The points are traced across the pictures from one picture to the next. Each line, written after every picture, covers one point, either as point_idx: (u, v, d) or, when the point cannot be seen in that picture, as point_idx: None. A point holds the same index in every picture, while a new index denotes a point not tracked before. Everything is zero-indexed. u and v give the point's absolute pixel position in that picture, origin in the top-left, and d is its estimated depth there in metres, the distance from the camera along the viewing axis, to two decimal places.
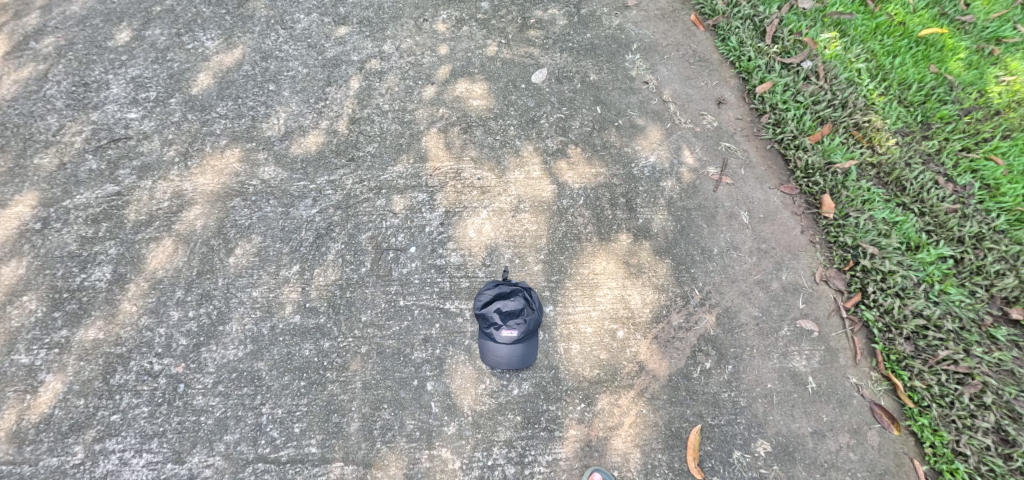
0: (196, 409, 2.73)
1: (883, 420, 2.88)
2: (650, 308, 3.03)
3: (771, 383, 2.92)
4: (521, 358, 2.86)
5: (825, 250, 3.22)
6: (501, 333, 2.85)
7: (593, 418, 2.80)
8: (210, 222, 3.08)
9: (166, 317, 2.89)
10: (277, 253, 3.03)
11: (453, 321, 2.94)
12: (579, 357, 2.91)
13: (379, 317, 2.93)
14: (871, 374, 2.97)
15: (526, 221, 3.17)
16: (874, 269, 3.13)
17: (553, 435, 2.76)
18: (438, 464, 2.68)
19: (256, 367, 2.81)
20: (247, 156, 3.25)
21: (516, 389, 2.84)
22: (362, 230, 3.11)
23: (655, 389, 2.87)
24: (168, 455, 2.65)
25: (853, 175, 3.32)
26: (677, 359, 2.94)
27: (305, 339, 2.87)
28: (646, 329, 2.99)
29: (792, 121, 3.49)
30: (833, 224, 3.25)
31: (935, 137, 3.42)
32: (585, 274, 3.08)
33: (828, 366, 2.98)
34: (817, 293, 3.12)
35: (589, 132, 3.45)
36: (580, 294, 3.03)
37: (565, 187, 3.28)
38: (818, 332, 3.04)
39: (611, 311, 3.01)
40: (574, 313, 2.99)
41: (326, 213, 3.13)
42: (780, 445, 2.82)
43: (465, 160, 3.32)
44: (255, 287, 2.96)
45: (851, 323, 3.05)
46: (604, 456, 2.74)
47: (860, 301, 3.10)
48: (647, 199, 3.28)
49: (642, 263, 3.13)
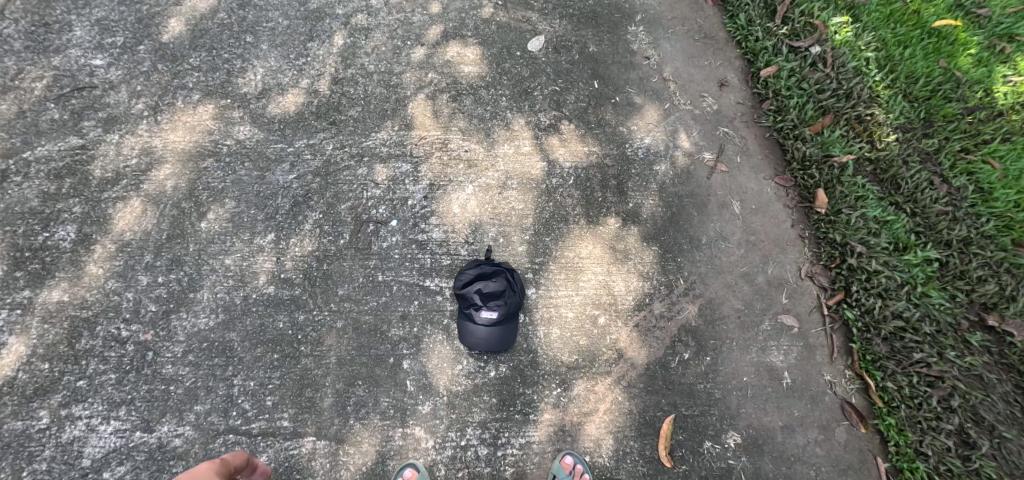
0: (165, 378, 2.69)
1: (851, 418, 3.06)
2: (633, 296, 3.03)
3: (747, 377, 3.06)
4: (498, 341, 2.80)
5: (813, 246, 3.29)
6: (481, 314, 2.77)
7: (569, 403, 2.82)
8: (180, 182, 2.90)
9: (134, 282, 2.78)
10: (250, 220, 2.86)
11: (433, 300, 2.85)
12: (558, 342, 2.89)
13: (357, 292, 2.82)
14: (846, 371, 3.12)
15: (512, 199, 3.05)
16: (860, 269, 3.19)
17: (528, 418, 2.78)
18: (411, 443, 2.69)
19: (227, 338, 2.74)
20: (221, 114, 3.02)
21: (493, 371, 2.82)
22: (341, 199, 2.92)
23: (632, 377, 2.91)
24: (137, 423, 2.63)
25: (849, 170, 3.30)
26: (656, 348, 2.99)
27: (278, 311, 2.77)
28: (628, 317, 2.99)
29: (794, 109, 3.41)
30: (824, 220, 3.29)
31: (935, 135, 3.36)
32: (570, 258, 3.02)
33: (805, 362, 3.13)
34: (801, 289, 3.23)
35: (584, 108, 3.30)
36: (564, 277, 2.98)
37: (555, 165, 3.15)
38: (797, 328, 3.18)
39: (594, 297, 2.98)
40: (557, 297, 2.95)
41: (304, 180, 2.94)
42: (750, 437, 2.99)
43: (452, 130, 3.12)
44: (227, 255, 2.81)
45: (831, 321, 3.19)
46: (577, 441, 2.79)
47: (842, 300, 3.20)
48: (638, 182, 3.22)
49: (629, 248, 3.10)
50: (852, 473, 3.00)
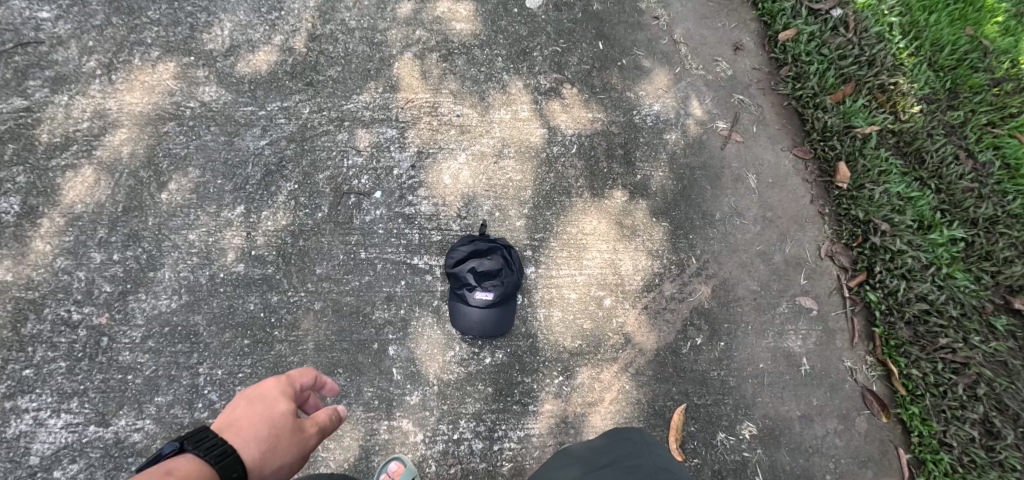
0: (122, 366, 2.40)
1: (873, 407, 2.84)
2: (641, 276, 2.78)
3: (763, 363, 2.83)
4: (493, 325, 2.53)
5: (833, 223, 3.04)
6: (474, 296, 2.51)
7: (571, 392, 2.57)
8: (138, 149, 2.58)
9: (86, 260, 2.47)
10: (217, 191, 2.56)
11: (422, 280, 2.58)
12: (559, 325, 2.62)
13: (336, 271, 2.54)
14: (868, 357, 2.90)
15: (509, 169, 2.77)
16: (883, 248, 2.95)
17: (527, 410, 2.52)
18: (398, 437, 2.43)
19: (192, 322, 2.44)
20: (183, 73, 2.68)
21: (489, 358, 2.55)
22: (319, 168, 2.63)
23: (641, 364, 2.66)
24: (91, 417, 2.34)
25: (872, 142, 3.04)
26: (666, 332, 2.74)
27: (249, 291, 2.48)
28: (635, 299, 2.74)
29: (814, 76, 3.13)
30: (846, 195, 3.04)
31: (960, 108, 3.10)
32: (573, 234, 2.75)
33: (825, 348, 2.90)
34: (820, 270, 2.99)
35: (588, 71, 3.00)
36: (567, 255, 2.71)
37: (557, 132, 2.87)
38: (816, 311, 2.94)
39: (599, 277, 2.72)
40: (559, 277, 2.68)
41: (277, 146, 2.63)
42: (766, 428, 2.76)
43: (443, 93, 2.81)
44: (191, 230, 2.51)
45: (852, 304, 2.95)
46: (580, 434, 2.54)
47: (864, 281, 2.96)
48: (647, 152, 2.95)
49: (637, 224, 2.84)
50: (873, 465, 2.79)
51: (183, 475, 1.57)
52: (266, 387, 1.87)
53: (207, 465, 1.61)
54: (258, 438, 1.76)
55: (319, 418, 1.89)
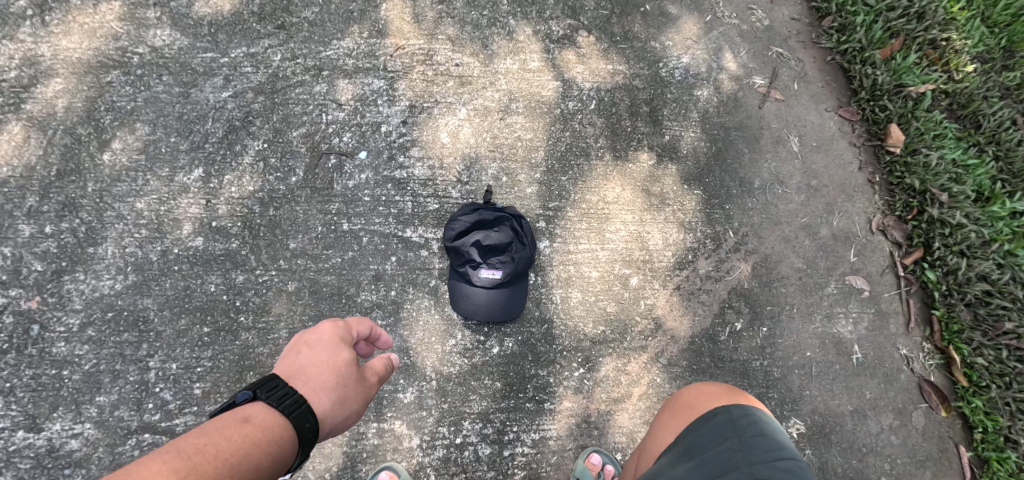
0: (56, 360, 1.98)
1: (930, 399, 2.45)
2: (672, 252, 2.39)
3: (810, 351, 2.45)
4: (501, 309, 2.13)
5: (885, 193, 2.61)
6: (479, 274, 2.11)
7: (594, 387, 2.18)
8: (75, 102, 2.16)
9: (13, 233, 2.05)
10: (170, 151, 2.15)
11: (415, 256, 2.17)
12: (579, 309, 2.24)
13: (313, 245, 2.12)
14: (925, 345, 2.49)
15: (518, 127, 2.38)
16: (941, 221, 2.50)
17: (541, 408, 2.13)
18: (389, 441, 2.04)
19: (141, 306, 2.04)
20: (131, 13, 2.26)
21: (496, 348, 2.15)
22: (293, 125, 2.21)
23: (674, 354, 2.28)
24: (18, 421, 1.94)
25: (926, 103, 2.58)
26: (701, 316, 2.35)
27: (209, 270, 2.07)
28: (666, 278, 2.35)
29: (859, 28, 2.66)
30: (899, 162, 2.59)
31: (1018, 68, 2.62)
32: (593, 202, 2.36)
33: (878, 334, 2.51)
34: (871, 245, 2.57)
35: (606, 17, 2.58)
36: (586, 227, 2.33)
37: (572, 85, 2.47)
38: (868, 292, 2.54)
39: (624, 252, 2.34)
40: (577, 252, 2.29)
41: (242, 99, 2.21)
42: (815, 425, 2.40)
43: (439, 39, 2.40)
44: (140, 198, 2.10)
45: (907, 284, 2.54)
46: (605, 436, 2.15)
47: (921, 259, 2.53)
48: (676, 109, 2.55)
49: (666, 192, 2.45)
50: (933, 466, 2.41)
51: (258, 426, 1.34)
52: (322, 329, 1.59)
53: (282, 417, 1.37)
54: (325, 387, 1.49)
55: (381, 364, 1.61)
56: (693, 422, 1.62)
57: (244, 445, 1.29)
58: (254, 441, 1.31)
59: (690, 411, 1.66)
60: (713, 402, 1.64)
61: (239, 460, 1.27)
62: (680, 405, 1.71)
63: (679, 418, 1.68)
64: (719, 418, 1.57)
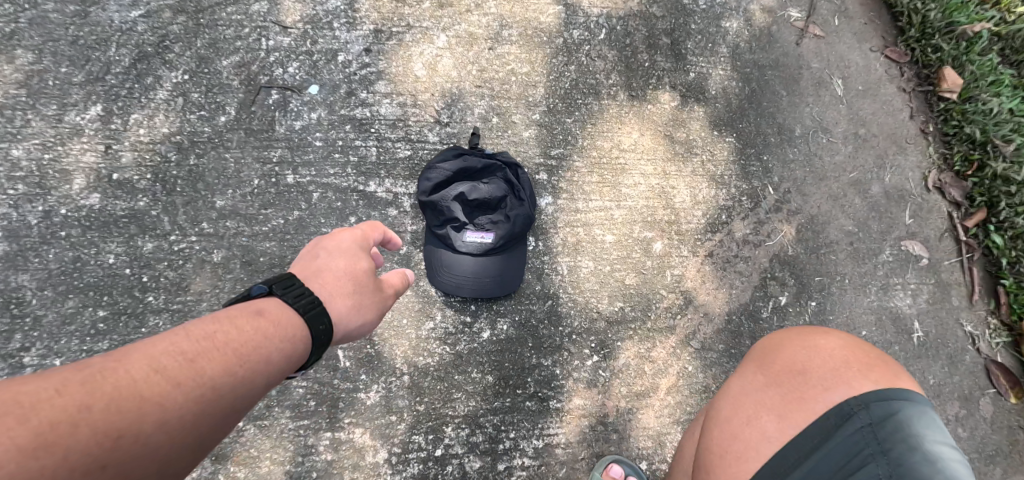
0: None
1: (999, 384, 1.98)
2: (702, 211, 1.95)
3: (866, 330, 2.00)
4: (494, 281, 1.70)
5: (941, 145, 2.12)
6: (465, 238, 1.70)
7: (613, 380, 1.73)
8: None
9: None
10: (58, 84, 1.65)
11: (384, 216, 1.71)
12: (591, 281, 1.79)
13: (244, 204, 1.65)
14: (989, 320, 2.02)
15: (511, 58, 1.91)
16: (1008, 178, 1.99)
17: (545, 407, 1.67)
18: (347, 455, 1.57)
19: (18, 284, 1.55)
20: None
21: (486, 332, 1.69)
22: (222, 52, 1.73)
23: (709, 335, 1.83)
24: None
25: (981, 44, 2.06)
26: (739, 289, 1.91)
27: (107, 236, 1.60)
28: (695, 243, 1.91)
29: None
30: (954, 109, 2.09)
31: None
32: (604, 151, 1.92)
33: (939, 308, 2.03)
34: (928, 206, 2.09)
35: None
36: (597, 180, 1.88)
37: (577, 10, 2.00)
38: (927, 260, 2.06)
39: (644, 210, 1.89)
40: (586, 211, 1.85)
41: (157, 20, 1.72)
42: None
43: None
44: (16, 143, 1.61)
45: (969, 250, 2.06)
46: (626, 441, 1.70)
47: (985, 222, 2.04)
48: (701, 42, 2.07)
49: (692, 140, 2.00)
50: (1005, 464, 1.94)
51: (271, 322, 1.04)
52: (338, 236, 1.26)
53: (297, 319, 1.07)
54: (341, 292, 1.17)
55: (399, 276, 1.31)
56: (823, 417, 1.22)
57: (254, 337, 1.01)
58: (266, 335, 1.02)
59: (815, 395, 1.25)
60: (848, 387, 1.24)
61: (247, 348, 0.99)
62: (790, 371, 1.30)
63: (791, 394, 1.27)
64: (866, 424, 1.19)
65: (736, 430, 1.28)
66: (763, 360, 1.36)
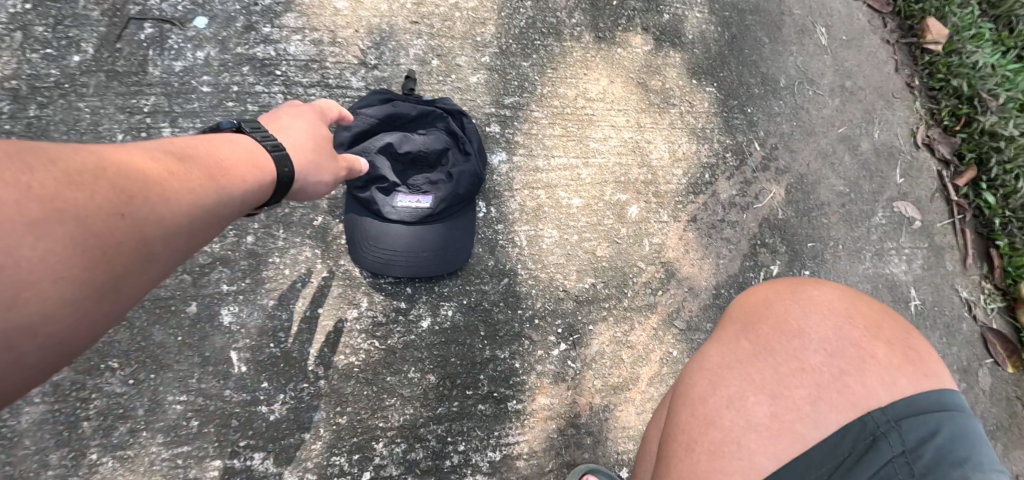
0: None
1: (996, 352, 1.72)
2: (683, 168, 1.66)
3: None
4: (437, 254, 1.38)
5: (926, 99, 1.90)
6: (398, 203, 1.38)
7: (586, 371, 1.44)
8: None
9: None
10: None
11: None
12: (556, 253, 1.49)
13: None
14: (984, 285, 1.78)
15: None
16: (1000, 132, 1.79)
17: (501, 410, 1.37)
18: None
19: None
20: None
21: (427, 320, 1.38)
22: None
23: (695, 314, 1.56)
24: None
25: None
26: (728, 259, 1.63)
27: None
28: (676, 207, 1.62)
29: None
30: (938, 61, 1.89)
31: None
32: (568, 100, 1.61)
33: (935, 274, 1.77)
34: (916, 165, 1.84)
35: None
36: (561, 135, 1.57)
37: None
38: (919, 223, 1.79)
39: (616, 169, 1.59)
40: (548, 171, 1.54)
41: None
42: None
43: None
44: None
45: (960, 211, 1.82)
46: (601, 445, 1.42)
47: (976, 182, 1.83)
48: None
49: (669, 88, 1.70)
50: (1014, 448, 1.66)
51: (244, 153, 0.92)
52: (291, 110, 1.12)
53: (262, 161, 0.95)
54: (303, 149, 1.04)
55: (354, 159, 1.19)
56: (836, 419, 0.92)
57: (230, 158, 0.90)
58: (243, 158, 0.92)
59: (819, 382, 0.96)
60: (868, 381, 0.95)
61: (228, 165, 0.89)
62: (786, 338, 1.01)
63: (793, 375, 0.97)
64: (895, 447, 0.88)
65: (712, 413, 0.96)
66: (749, 322, 1.06)
